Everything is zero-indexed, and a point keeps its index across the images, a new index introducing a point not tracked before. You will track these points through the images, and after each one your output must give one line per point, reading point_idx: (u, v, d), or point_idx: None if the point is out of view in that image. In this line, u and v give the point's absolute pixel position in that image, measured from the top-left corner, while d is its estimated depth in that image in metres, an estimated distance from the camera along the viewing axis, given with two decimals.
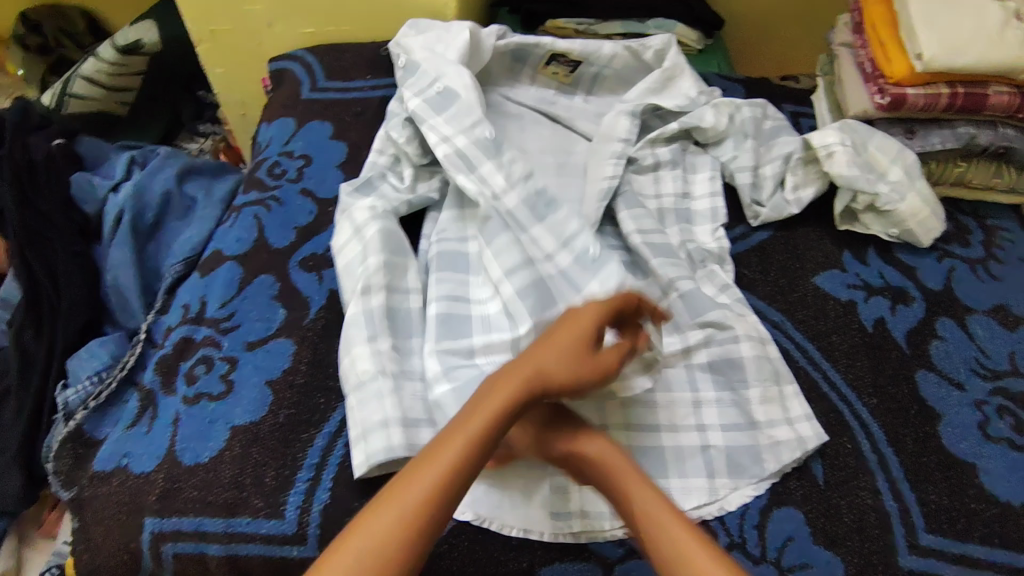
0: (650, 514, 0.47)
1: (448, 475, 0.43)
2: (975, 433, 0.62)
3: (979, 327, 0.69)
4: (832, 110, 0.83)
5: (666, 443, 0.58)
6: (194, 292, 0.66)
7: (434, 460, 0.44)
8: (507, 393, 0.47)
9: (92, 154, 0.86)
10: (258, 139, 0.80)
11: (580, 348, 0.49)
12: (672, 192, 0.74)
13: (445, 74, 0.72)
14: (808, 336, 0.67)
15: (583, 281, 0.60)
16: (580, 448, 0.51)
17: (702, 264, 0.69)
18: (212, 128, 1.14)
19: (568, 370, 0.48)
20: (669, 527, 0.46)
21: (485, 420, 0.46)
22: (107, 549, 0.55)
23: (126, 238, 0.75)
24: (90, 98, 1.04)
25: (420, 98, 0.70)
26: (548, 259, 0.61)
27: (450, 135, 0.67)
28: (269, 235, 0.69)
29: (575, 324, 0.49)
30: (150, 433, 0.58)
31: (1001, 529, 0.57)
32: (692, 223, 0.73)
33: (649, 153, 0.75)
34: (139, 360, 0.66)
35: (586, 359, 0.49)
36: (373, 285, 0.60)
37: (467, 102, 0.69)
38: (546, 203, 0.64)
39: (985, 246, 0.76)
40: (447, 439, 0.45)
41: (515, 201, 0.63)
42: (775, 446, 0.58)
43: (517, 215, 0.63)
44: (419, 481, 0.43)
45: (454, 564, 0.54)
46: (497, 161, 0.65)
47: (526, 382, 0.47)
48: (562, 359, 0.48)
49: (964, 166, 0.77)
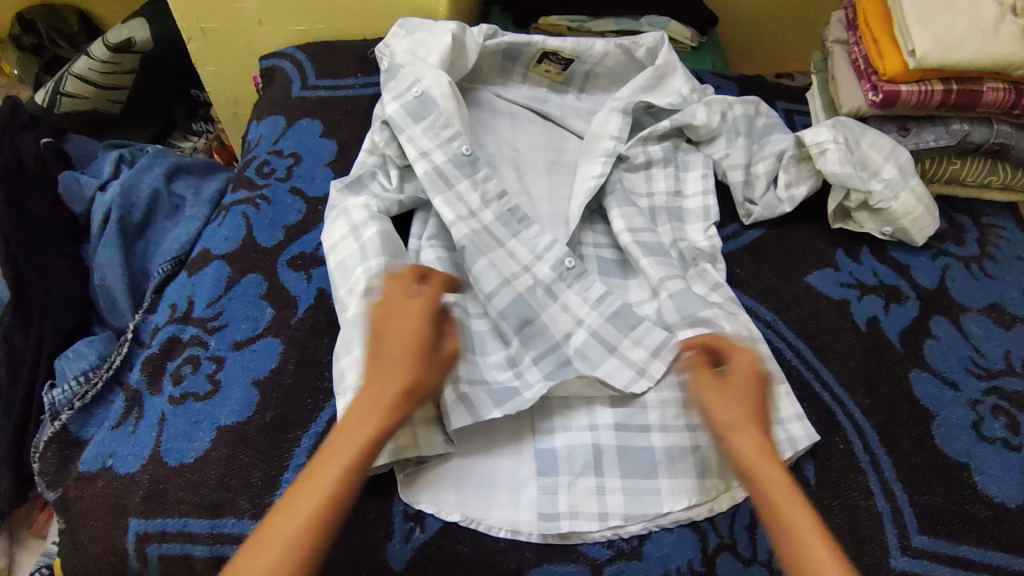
0: (803, 534, 0.44)
1: (326, 501, 0.44)
2: (969, 432, 0.62)
3: (974, 325, 0.69)
4: (826, 108, 0.83)
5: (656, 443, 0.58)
6: (182, 291, 0.66)
7: (310, 489, 0.44)
8: (376, 407, 0.47)
9: (79, 151, 0.87)
10: (248, 138, 0.79)
11: (420, 344, 0.49)
12: (664, 190, 0.73)
13: (425, 78, 0.71)
14: (801, 335, 0.67)
15: (562, 293, 0.63)
16: (728, 437, 0.49)
17: (693, 263, 0.69)
18: (206, 127, 1.14)
19: (421, 369, 0.49)
20: (816, 551, 0.43)
21: (358, 440, 0.46)
22: (91, 551, 0.55)
23: (115, 237, 0.74)
24: (82, 97, 1.04)
25: (398, 103, 0.70)
26: (525, 273, 0.63)
27: (429, 149, 0.67)
28: (257, 234, 0.68)
29: (417, 333, 0.49)
30: (135, 434, 0.58)
31: (995, 530, 0.57)
32: (684, 222, 0.72)
33: (639, 150, 0.74)
34: (126, 360, 0.65)
35: (430, 351, 0.50)
36: (376, 286, 0.58)
37: (447, 112, 0.69)
38: (520, 219, 0.66)
39: (980, 245, 0.75)
40: (322, 464, 0.46)
41: (490, 218, 0.66)
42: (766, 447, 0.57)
43: (494, 231, 0.65)
44: (294, 515, 0.43)
45: (441, 566, 0.53)
46: (471, 179, 0.67)
47: (397, 396, 0.47)
48: (409, 357, 0.49)
49: (960, 163, 0.76)
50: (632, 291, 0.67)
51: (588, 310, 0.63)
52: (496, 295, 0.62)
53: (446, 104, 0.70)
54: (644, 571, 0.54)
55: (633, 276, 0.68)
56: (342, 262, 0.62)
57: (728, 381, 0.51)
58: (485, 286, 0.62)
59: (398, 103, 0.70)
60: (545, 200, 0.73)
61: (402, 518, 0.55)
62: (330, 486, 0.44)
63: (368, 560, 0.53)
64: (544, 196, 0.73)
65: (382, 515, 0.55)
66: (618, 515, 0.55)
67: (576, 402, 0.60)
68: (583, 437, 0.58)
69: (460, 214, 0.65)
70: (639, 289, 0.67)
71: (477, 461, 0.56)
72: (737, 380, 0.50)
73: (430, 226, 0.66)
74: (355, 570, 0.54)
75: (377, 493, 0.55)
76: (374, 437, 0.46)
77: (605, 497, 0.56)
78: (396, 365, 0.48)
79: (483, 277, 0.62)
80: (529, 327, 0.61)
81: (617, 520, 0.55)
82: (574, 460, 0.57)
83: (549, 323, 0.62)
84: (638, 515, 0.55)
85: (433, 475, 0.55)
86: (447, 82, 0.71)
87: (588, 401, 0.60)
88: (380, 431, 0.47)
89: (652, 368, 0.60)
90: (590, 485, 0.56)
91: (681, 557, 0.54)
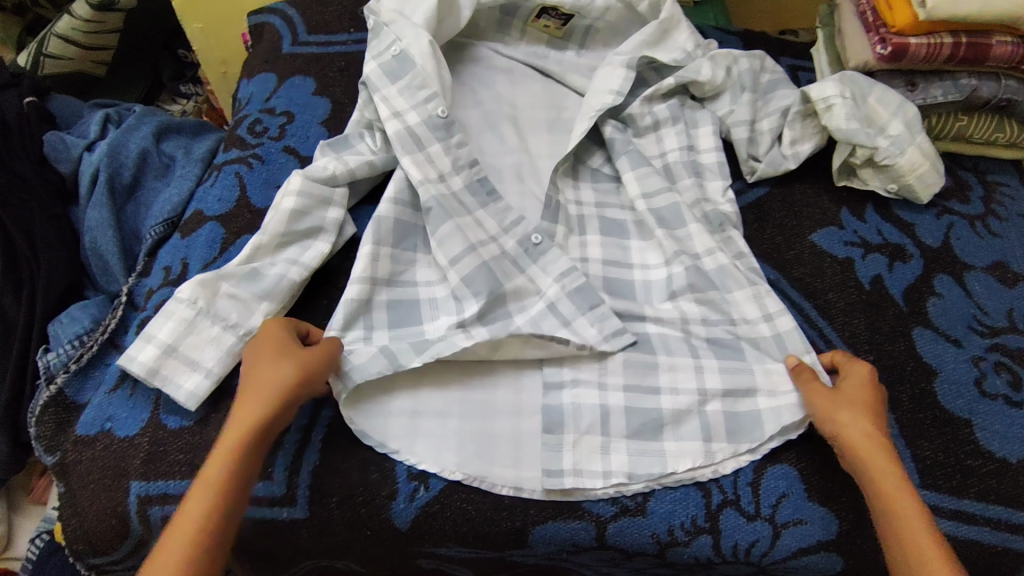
0: (907, 529, 0.48)
1: (211, 504, 0.46)
2: (972, 389, 0.62)
3: (977, 284, 0.68)
4: (831, 63, 0.80)
5: (664, 406, 0.56)
6: (175, 253, 0.64)
7: (189, 509, 0.46)
8: (245, 417, 0.49)
9: (64, 111, 0.85)
10: (239, 96, 0.77)
11: (279, 350, 0.52)
12: (676, 147, 0.71)
13: (406, 36, 0.69)
14: (804, 293, 0.66)
15: (528, 266, 0.61)
16: (841, 434, 0.52)
17: (720, 229, 0.67)
18: (194, 89, 1.12)
19: (282, 366, 0.51)
20: (917, 541, 0.47)
21: (225, 452, 0.48)
22: (94, 514, 0.55)
23: (103, 199, 0.73)
24: (66, 58, 1.00)
25: (376, 61, 0.67)
26: (492, 242, 0.61)
27: (403, 109, 0.65)
28: (251, 194, 0.67)
29: (272, 344, 0.52)
30: (133, 397, 0.56)
31: (997, 484, 0.57)
32: (702, 176, 0.70)
33: (646, 111, 0.73)
34: (121, 323, 0.64)
35: (301, 351, 0.52)
36: (288, 280, 0.58)
37: (426, 72, 0.67)
38: (488, 191, 0.65)
39: (985, 202, 0.74)
40: (197, 483, 0.47)
41: (458, 184, 0.64)
42: (775, 409, 0.56)
43: (462, 199, 0.63)
44: (185, 522, 0.45)
45: (447, 522, 0.54)
46: (445, 143, 0.64)
47: (269, 391, 0.50)
48: (270, 361, 0.51)
49: (965, 120, 0.75)
50: (636, 254, 0.66)
51: (550, 282, 0.61)
52: (459, 261, 0.58)
53: (425, 64, 0.67)
54: (648, 528, 0.54)
55: (638, 236, 0.67)
56: (268, 227, 0.59)
57: (846, 390, 0.55)
58: (448, 252, 0.59)
59: (377, 61, 0.67)
60: (545, 158, 0.72)
61: (407, 477, 0.54)
62: (214, 485, 0.46)
63: (373, 517, 0.54)
64: (545, 154, 0.72)
65: (384, 474, 0.54)
66: (621, 473, 0.54)
67: (584, 360, 0.58)
68: (590, 396, 0.57)
69: (429, 176, 0.62)
70: (646, 251, 0.66)
71: (478, 419, 0.56)
72: (863, 390, 0.55)
73: (394, 184, 0.63)
74: (360, 527, 0.54)
75: (377, 453, 0.55)
76: (241, 439, 0.48)
77: (609, 455, 0.55)
78: (255, 379, 0.51)
79: (447, 242, 0.59)
80: (493, 294, 0.58)
81: (621, 477, 0.54)
82: (580, 419, 0.56)
83: (512, 292, 0.59)
84: (642, 473, 0.54)
85: (436, 432, 0.55)
86: (428, 41, 0.68)
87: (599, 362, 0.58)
88: (248, 432, 0.48)
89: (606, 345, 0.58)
90: (596, 445, 0.55)
91: (685, 513, 0.54)
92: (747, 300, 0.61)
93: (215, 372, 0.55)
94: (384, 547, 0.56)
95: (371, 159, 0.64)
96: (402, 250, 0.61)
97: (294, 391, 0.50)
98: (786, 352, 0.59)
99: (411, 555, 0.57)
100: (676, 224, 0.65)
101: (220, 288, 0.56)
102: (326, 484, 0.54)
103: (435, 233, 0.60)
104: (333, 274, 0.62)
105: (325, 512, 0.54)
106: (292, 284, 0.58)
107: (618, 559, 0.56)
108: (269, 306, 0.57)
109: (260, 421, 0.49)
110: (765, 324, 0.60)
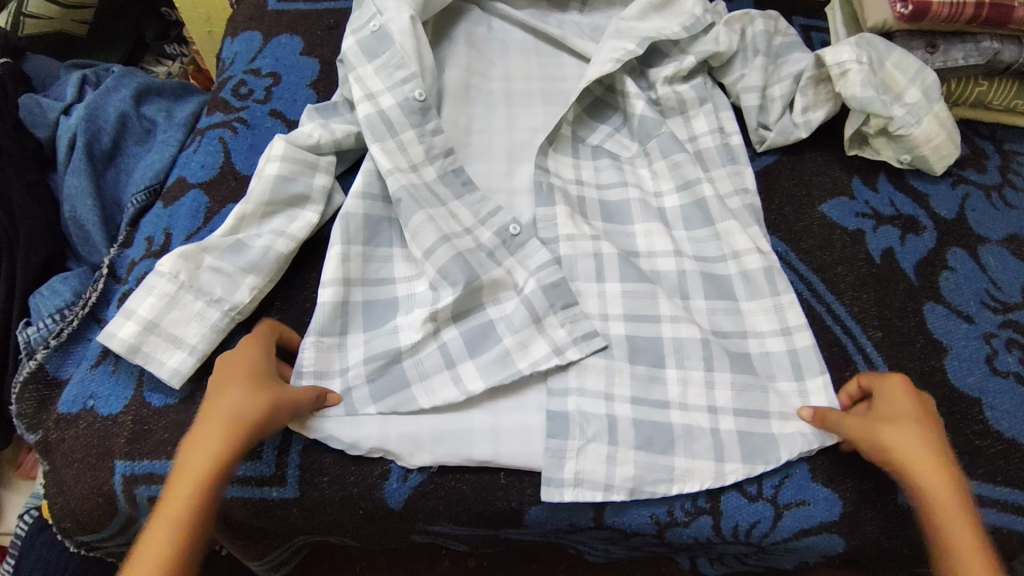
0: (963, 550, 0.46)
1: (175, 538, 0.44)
2: (982, 366, 0.60)
3: (991, 257, 0.65)
4: (847, 23, 0.76)
5: (676, 418, 0.53)
6: (157, 223, 0.62)
7: (152, 540, 0.44)
8: (207, 444, 0.47)
9: (39, 73, 0.81)
10: (222, 57, 0.73)
11: (248, 376, 0.50)
12: (707, 131, 0.69)
13: (388, 10, 0.65)
14: (813, 267, 0.64)
15: (505, 259, 0.59)
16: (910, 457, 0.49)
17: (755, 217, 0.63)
18: (178, 49, 1.07)
19: (252, 395, 0.48)
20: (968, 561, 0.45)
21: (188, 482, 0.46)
22: (80, 492, 0.53)
23: (81, 164, 0.70)
24: (45, 17, 0.95)
25: (353, 39, 0.64)
26: (466, 235, 0.59)
27: (378, 91, 0.61)
28: (235, 161, 0.64)
29: (240, 366, 0.50)
30: (115, 373, 0.54)
31: (1005, 465, 0.56)
32: (737, 161, 0.67)
33: (669, 91, 0.70)
34: (103, 296, 0.61)
35: (266, 378, 0.50)
36: (277, 253, 0.56)
37: (404, 49, 0.63)
38: (463, 183, 0.62)
39: (1003, 172, 0.71)
40: (160, 513, 0.45)
41: (431, 175, 0.61)
42: (795, 436, 0.53)
43: (436, 190, 0.60)
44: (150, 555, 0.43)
45: (439, 502, 0.53)
46: (419, 130, 0.61)
47: (235, 421, 0.47)
48: (240, 385, 0.49)
49: (986, 85, 0.71)
50: (640, 240, 0.62)
51: (526, 276, 0.58)
52: (433, 252, 0.55)
53: (403, 40, 0.63)
54: (646, 509, 0.53)
55: (641, 213, 0.64)
56: (252, 198, 0.56)
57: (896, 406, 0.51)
58: (421, 243, 0.56)
59: (355, 37, 0.64)
60: (543, 128, 0.68)
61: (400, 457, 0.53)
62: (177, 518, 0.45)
63: (365, 496, 0.52)
64: (543, 123, 0.69)
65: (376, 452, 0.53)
66: (624, 489, 0.52)
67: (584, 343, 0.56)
68: (599, 405, 0.53)
69: (399, 165, 0.59)
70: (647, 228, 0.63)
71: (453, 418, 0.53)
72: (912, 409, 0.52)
73: (362, 175, 0.60)
74: (353, 505, 0.53)
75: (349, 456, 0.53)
76: (206, 467, 0.46)
77: (614, 467, 0.52)
78: (219, 404, 0.48)
79: (421, 232, 0.56)
80: (471, 285, 0.55)
81: (621, 493, 0.52)
82: (587, 425, 0.52)
83: (489, 285, 0.57)
84: (645, 490, 0.52)
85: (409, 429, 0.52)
86: (408, 17, 0.63)
87: (607, 362, 0.55)
88: (205, 463, 0.46)
89: (571, 350, 0.55)
90: (602, 453, 0.52)
91: (685, 495, 0.53)
92: (756, 275, 0.59)
93: (198, 348, 0.53)
94: (377, 525, 0.55)
95: (356, 129, 0.61)
96: (372, 248, 0.58)
97: (251, 422, 0.48)
98: (801, 370, 0.56)
99: (405, 532, 0.56)
100: (701, 219, 0.62)
101: (202, 260, 0.54)
102: (316, 463, 0.53)
103: (408, 225, 0.57)
104: (321, 246, 0.60)
105: (315, 492, 0.53)
106: (280, 257, 0.56)
107: (615, 538, 0.55)
108: (253, 279, 0.55)
109: (210, 459, 0.47)
110: (783, 338, 0.57)
